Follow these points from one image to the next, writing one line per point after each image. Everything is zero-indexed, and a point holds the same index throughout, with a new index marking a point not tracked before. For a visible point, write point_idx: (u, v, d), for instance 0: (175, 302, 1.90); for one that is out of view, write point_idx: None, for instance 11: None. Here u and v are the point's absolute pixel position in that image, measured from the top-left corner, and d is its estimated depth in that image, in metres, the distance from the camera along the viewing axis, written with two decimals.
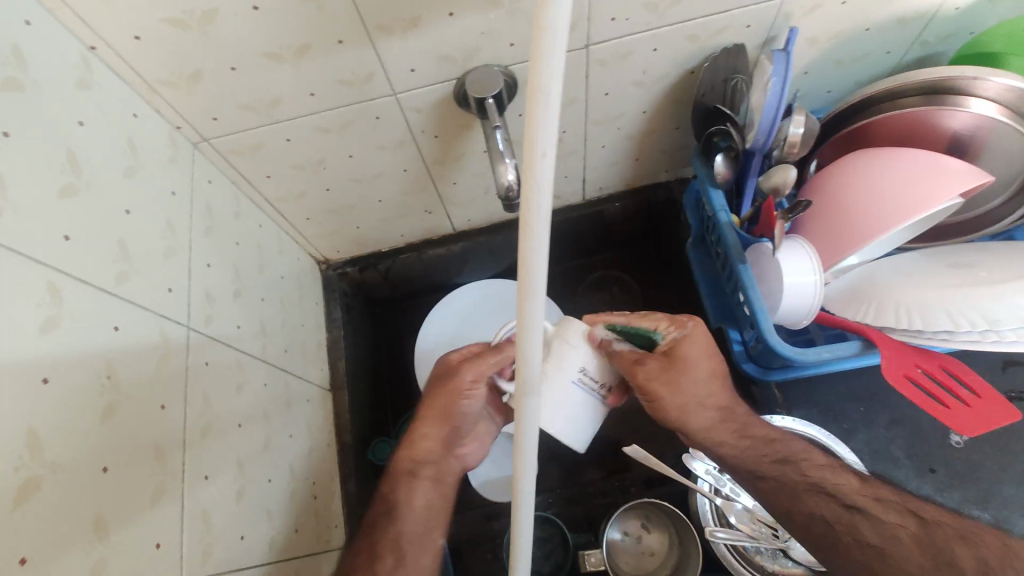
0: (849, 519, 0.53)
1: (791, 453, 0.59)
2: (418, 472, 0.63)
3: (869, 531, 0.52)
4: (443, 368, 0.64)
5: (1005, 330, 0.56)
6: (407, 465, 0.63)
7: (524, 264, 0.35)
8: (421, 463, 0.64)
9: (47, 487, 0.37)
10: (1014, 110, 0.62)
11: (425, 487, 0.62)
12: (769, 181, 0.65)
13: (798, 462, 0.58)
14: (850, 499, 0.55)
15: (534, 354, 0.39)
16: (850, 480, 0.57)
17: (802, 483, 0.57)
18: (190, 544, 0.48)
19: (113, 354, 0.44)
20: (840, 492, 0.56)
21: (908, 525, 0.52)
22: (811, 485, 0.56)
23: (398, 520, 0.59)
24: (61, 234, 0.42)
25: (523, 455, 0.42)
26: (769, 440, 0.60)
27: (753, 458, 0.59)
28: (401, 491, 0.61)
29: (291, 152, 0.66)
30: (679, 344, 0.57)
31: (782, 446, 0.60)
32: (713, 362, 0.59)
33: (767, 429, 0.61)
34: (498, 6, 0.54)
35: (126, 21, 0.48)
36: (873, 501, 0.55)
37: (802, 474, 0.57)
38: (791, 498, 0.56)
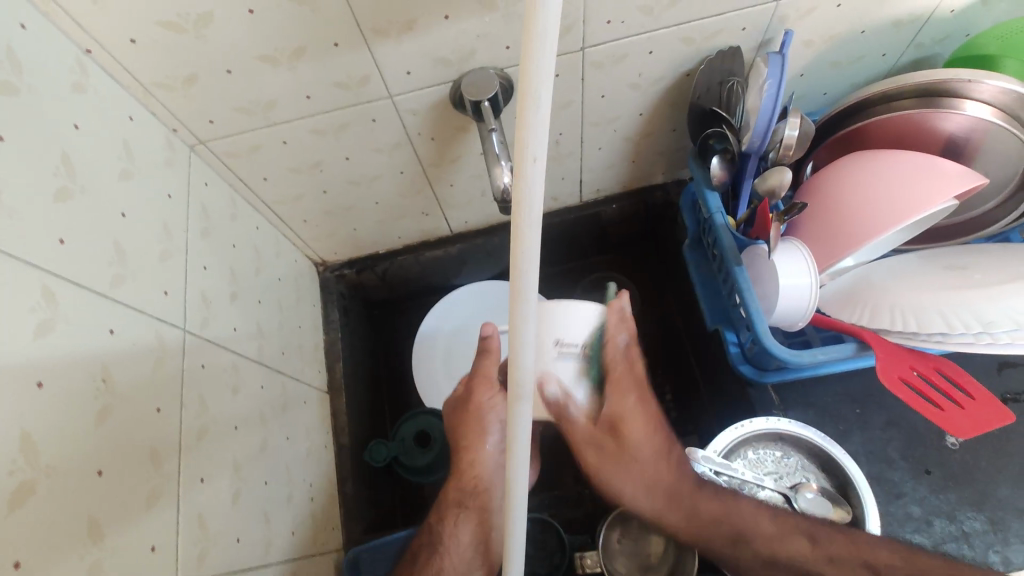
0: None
1: (744, 523, 0.60)
2: (464, 503, 0.64)
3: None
4: (456, 399, 0.63)
5: (998, 332, 0.57)
6: (453, 496, 0.64)
7: (515, 265, 0.35)
8: (467, 493, 0.64)
9: (41, 491, 0.37)
10: (1008, 113, 0.63)
11: (472, 521, 0.64)
12: (765, 184, 0.66)
13: (750, 537, 0.59)
14: (796, 561, 0.58)
15: (527, 356, 0.38)
16: (800, 543, 0.58)
17: (754, 559, 0.59)
18: (185, 546, 0.48)
19: (108, 357, 0.44)
20: (793, 558, 0.58)
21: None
22: (765, 560, 0.59)
23: (442, 555, 0.62)
24: (55, 237, 0.42)
25: (515, 460, 0.41)
26: (722, 511, 0.61)
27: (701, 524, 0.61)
28: (448, 523, 0.64)
29: (287, 154, 0.66)
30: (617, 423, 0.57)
31: (738, 520, 0.60)
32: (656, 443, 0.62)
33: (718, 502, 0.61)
34: (493, 9, 0.54)
35: (121, 24, 0.48)
36: (826, 561, 0.57)
37: (754, 548, 0.59)
38: (732, 563, 0.61)
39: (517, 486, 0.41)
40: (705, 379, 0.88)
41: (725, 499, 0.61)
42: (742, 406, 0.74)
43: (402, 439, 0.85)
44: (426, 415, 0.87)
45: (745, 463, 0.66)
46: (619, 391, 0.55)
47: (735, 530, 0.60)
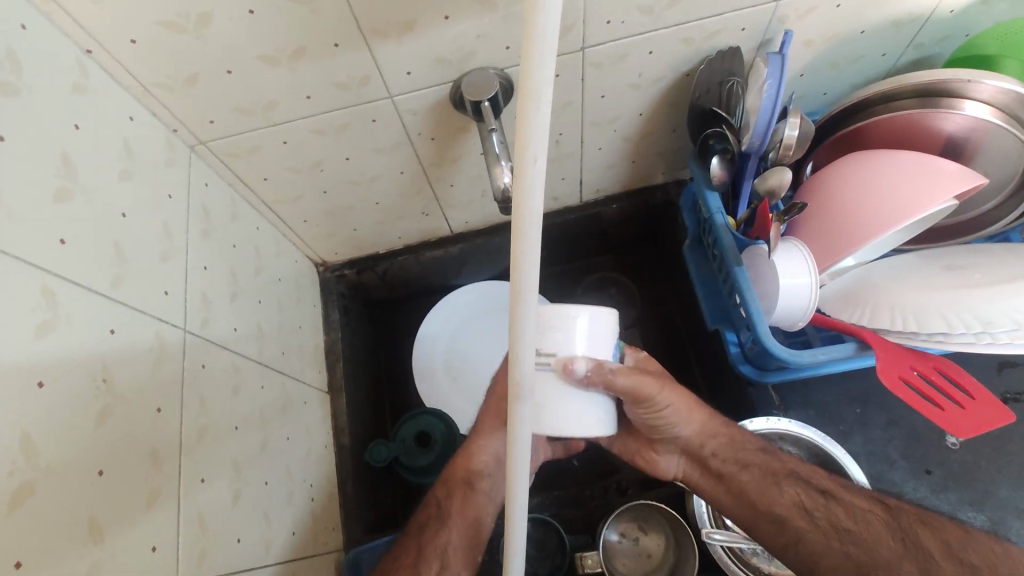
0: (824, 504, 0.57)
1: (768, 448, 0.62)
2: (472, 484, 0.64)
3: (844, 513, 0.56)
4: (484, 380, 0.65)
5: (998, 332, 0.57)
6: (462, 474, 0.64)
7: (516, 265, 0.35)
8: (476, 474, 0.64)
9: (41, 491, 0.37)
10: (1008, 113, 0.62)
11: (475, 501, 0.64)
12: (764, 184, 0.66)
13: (775, 454, 0.62)
14: (822, 486, 0.59)
15: (528, 356, 0.38)
16: (816, 470, 0.61)
17: (782, 470, 0.60)
18: (186, 547, 0.48)
19: (108, 357, 0.44)
20: (814, 480, 0.59)
21: (876, 510, 0.56)
22: (790, 473, 0.60)
23: (449, 526, 0.62)
24: (56, 238, 0.42)
25: (517, 460, 0.41)
26: (747, 436, 0.63)
27: (734, 450, 0.61)
28: (456, 499, 0.64)
29: (288, 155, 0.66)
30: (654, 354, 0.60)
31: (763, 446, 0.62)
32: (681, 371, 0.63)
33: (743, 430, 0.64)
34: (493, 9, 0.54)
35: (122, 24, 0.48)
36: (843, 487, 0.58)
37: (783, 463, 0.60)
38: (762, 491, 0.59)
39: (517, 485, 0.41)
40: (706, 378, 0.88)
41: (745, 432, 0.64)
42: (742, 406, 0.74)
43: (402, 440, 0.83)
44: (428, 415, 0.85)
45: None
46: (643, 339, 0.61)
47: (764, 447, 0.62)
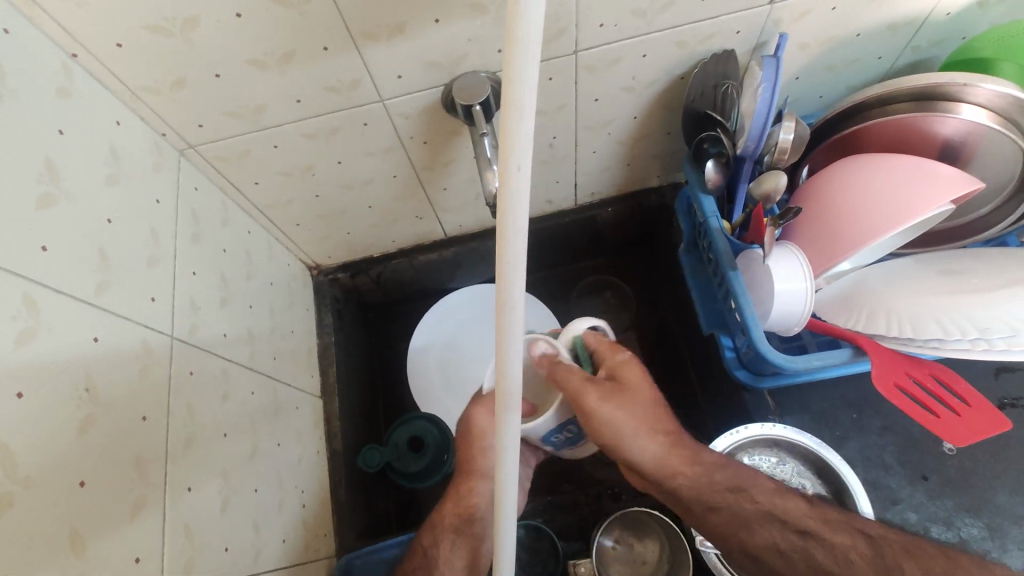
0: (800, 544, 0.53)
1: (743, 479, 0.56)
2: (463, 528, 0.63)
3: (822, 554, 0.52)
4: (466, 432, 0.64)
5: (994, 339, 0.56)
6: (452, 520, 0.63)
7: (502, 276, 0.34)
8: (464, 519, 0.63)
9: (19, 504, 0.36)
10: (1004, 117, 0.62)
11: (463, 544, 0.62)
12: (759, 189, 0.65)
13: (749, 488, 0.56)
14: (799, 521, 0.54)
15: (514, 371, 0.37)
16: (796, 501, 0.56)
17: (755, 512, 0.55)
18: (171, 556, 0.48)
19: (92, 365, 0.44)
20: (790, 516, 0.54)
21: (858, 545, 0.51)
22: (766, 514, 0.55)
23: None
24: (38, 245, 0.41)
25: (504, 474, 0.40)
26: (720, 465, 0.57)
27: (699, 483, 0.56)
28: (444, 544, 0.62)
29: (278, 159, 0.66)
30: (613, 368, 0.57)
31: (732, 473, 0.57)
32: (655, 392, 0.58)
33: (716, 458, 0.58)
34: (483, 12, 0.53)
35: (106, 29, 0.47)
36: (822, 521, 0.54)
37: (754, 503, 0.55)
38: (734, 528, 0.55)
39: (506, 498, 0.41)
40: (702, 383, 0.87)
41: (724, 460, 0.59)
42: (738, 411, 0.74)
43: (395, 444, 0.83)
44: (421, 420, 0.85)
45: None
46: (613, 349, 0.58)
47: (732, 479, 0.56)
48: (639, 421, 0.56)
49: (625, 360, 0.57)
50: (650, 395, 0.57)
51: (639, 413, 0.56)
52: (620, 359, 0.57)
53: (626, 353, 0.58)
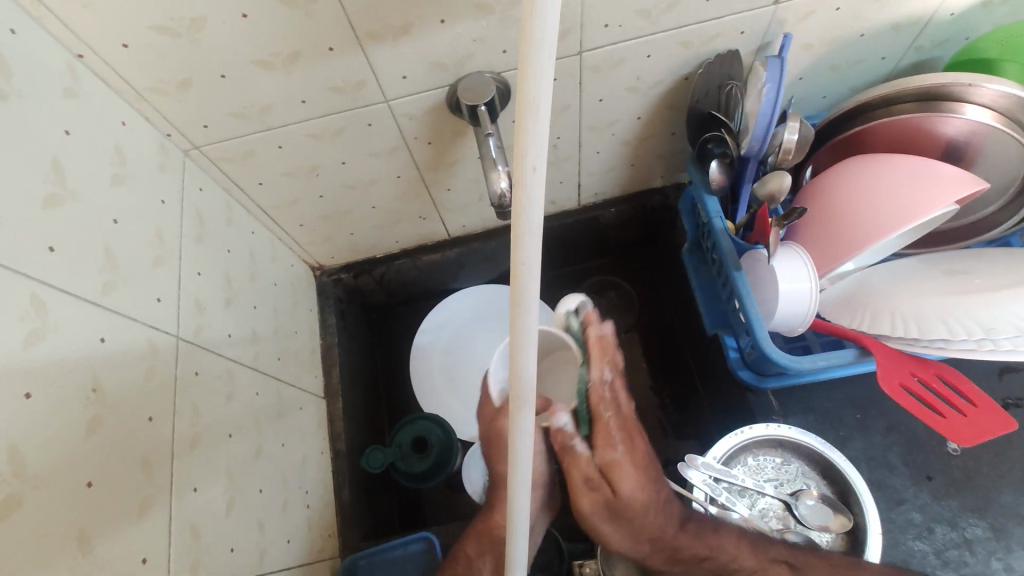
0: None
1: (725, 564, 0.60)
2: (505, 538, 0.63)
3: None
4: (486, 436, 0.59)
5: (1000, 339, 0.56)
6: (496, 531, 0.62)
7: (516, 275, 0.34)
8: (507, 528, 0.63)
9: (28, 503, 0.36)
10: (1009, 117, 0.62)
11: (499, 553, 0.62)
12: (764, 189, 0.65)
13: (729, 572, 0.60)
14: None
15: (527, 370, 0.37)
16: (779, 575, 0.58)
17: None
18: (177, 556, 0.48)
19: (98, 365, 0.44)
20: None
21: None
22: None
23: None
24: (45, 246, 0.41)
25: (518, 473, 0.40)
26: (705, 550, 0.61)
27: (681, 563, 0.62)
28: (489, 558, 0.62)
29: (283, 160, 0.66)
30: (608, 467, 0.56)
31: (715, 558, 0.60)
32: (648, 493, 0.59)
33: (698, 542, 0.61)
34: (489, 13, 0.53)
35: (114, 30, 0.47)
36: None
37: None
38: None
39: (519, 498, 0.41)
40: (706, 383, 0.87)
41: (709, 534, 0.61)
42: (742, 411, 0.74)
43: (399, 444, 0.83)
44: (426, 421, 0.85)
45: (744, 470, 0.65)
46: (608, 442, 0.55)
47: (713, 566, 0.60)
48: (624, 527, 0.60)
49: (619, 458, 0.56)
50: (642, 497, 0.58)
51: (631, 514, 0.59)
52: (616, 455, 0.56)
53: (620, 449, 0.56)
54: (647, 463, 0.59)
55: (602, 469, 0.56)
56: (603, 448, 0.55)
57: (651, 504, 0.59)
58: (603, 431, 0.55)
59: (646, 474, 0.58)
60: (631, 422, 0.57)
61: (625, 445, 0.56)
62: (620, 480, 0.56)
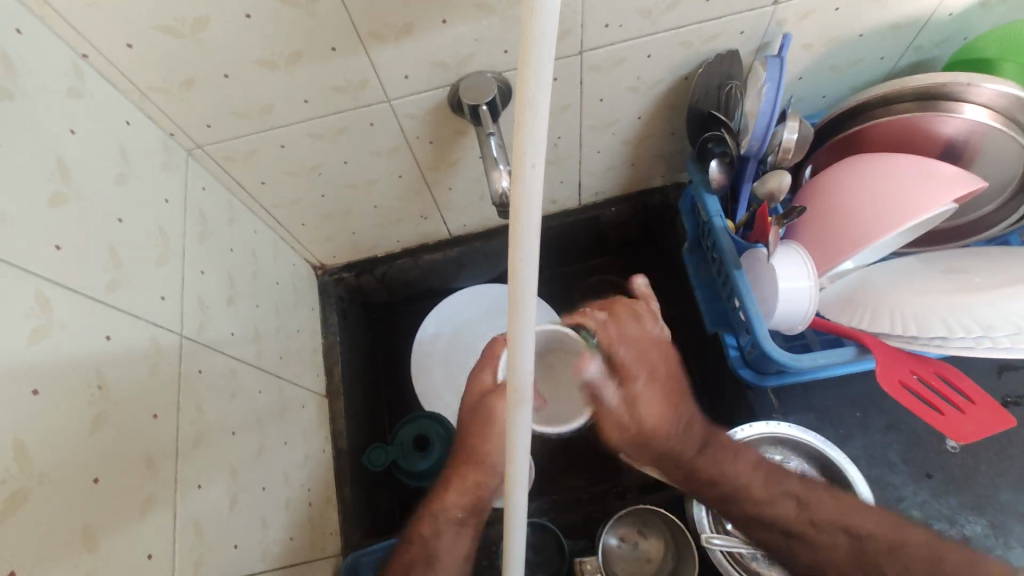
0: (786, 543, 0.59)
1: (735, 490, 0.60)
2: (467, 521, 0.61)
3: (803, 551, 0.59)
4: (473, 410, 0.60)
5: (998, 336, 0.57)
6: (454, 514, 0.61)
7: (515, 272, 0.34)
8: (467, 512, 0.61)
9: (35, 499, 0.37)
10: (1007, 116, 0.62)
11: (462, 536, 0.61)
12: (763, 187, 0.65)
13: (740, 498, 0.60)
14: (787, 526, 0.59)
15: (525, 367, 0.37)
16: (787, 507, 0.60)
17: (745, 518, 0.60)
18: (180, 552, 0.48)
19: (102, 362, 0.44)
20: (779, 522, 0.59)
21: (841, 544, 0.57)
22: (753, 519, 0.60)
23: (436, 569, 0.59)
24: (50, 244, 0.42)
25: (515, 468, 0.41)
26: (721, 475, 0.60)
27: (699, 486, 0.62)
28: (445, 538, 0.60)
29: (285, 159, 0.66)
30: (633, 401, 0.60)
31: (728, 483, 0.60)
32: (672, 415, 0.61)
33: (718, 468, 0.61)
34: (490, 13, 0.54)
35: (118, 29, 0.48)
36: (809, 524, 0.59)
37: (740, 510, 0.60)
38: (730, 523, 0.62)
39: (516, 494, 0.41)
40: (706, 382, 0.87)
41: (727, 461, 0.61)
42: (742, 409, 0.74)
43: (401, 442, 0.83)
44: (426, 419, 0.85)
45: None
46: (629, 376, 0.59)
47: (727, 492, 0.60)
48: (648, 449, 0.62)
49: (639, 391, 0.60)
50: (665, 420, 0.61)
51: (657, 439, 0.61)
52: (637, 388, 0.60)
53: (642, 381, 0.60)
54: (672, 390, 0.61)
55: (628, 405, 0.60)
56: (626, 382, 0.59)
57: (677, 427, 0.61)
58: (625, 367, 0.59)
59: (668, 398, 0.61)
60: (653, 355, 0.61)
61: (647, 374, 0.60)
62: (644, 412, 0.60)
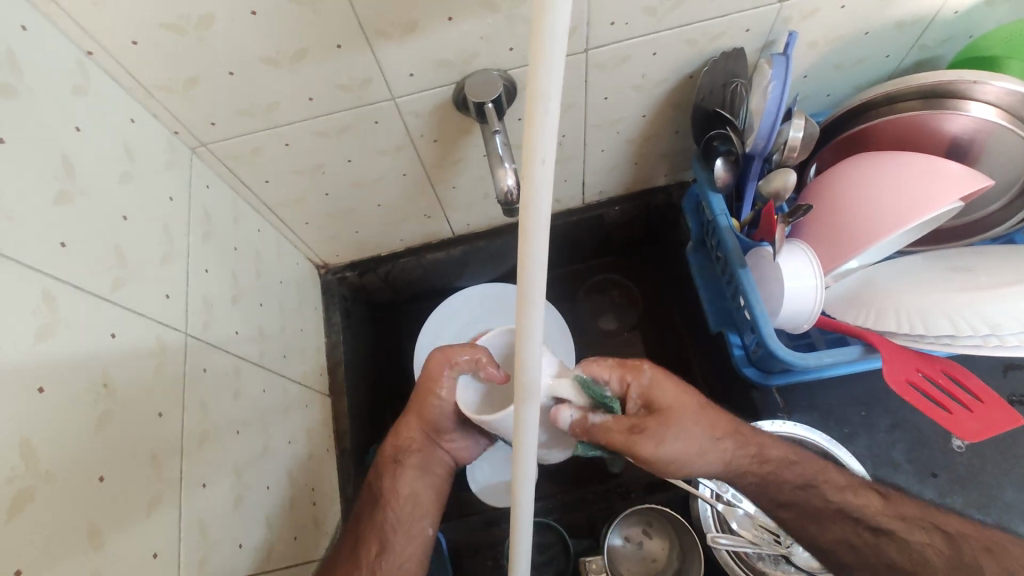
0: (873, 541, 0.55)
1: (815, 478, 0.57)
2: (403, 460, 0.62)
3: (893, 549, 0.55)
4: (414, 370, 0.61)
5: (1005, 334, 0.57)
6: (392, 453, 0.63)
7: (523, 269, 0.34)
8: (404, 451, 0.63)
9: (41, 497, 0.37)
10: (1014, 114, 0.62)
11: (411, 474, 0.62)
12: (769, 185, 0.65)
13: (819, 485, 0.57)
14: (873, 520, 0.56)
15: (533, 364, 0.37)
16: (870, 499, 0.57)
17: (827, 509, 0.56)
18: (186, 552, 0.48)
19: (108, 361, 0.44)
20: (866, 515, 0.56)
21: (934, 543, 0.55)
22: (836, 511, 0.56)
23: (385, 508, 0.60)
24: (56, 241, 0.42)
25: (521, 465, 0.40)
26: (792, 457, 0.58)
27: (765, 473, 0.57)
28: (386, 480, 0.62)
29: (288, 157, 0.66)
30: (647, 391, 0.54)
31: (802, 465, 0.58)
32: (696, 397, 0.56)
33: (784, 448, 0.59)
34: (496, 11, 0.54)
35: (124, 27, 0.47)
36: (897, 519, 0.56)
37: (823, 500, 0.56)
38: (803, 524, 0.56)
39: (522, 491, 0.41)
40: (710, 381, 0.87)
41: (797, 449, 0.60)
42: (747, 409, 0.74)
43: None
44: None
45: None
46: (634, 367, 0.54)
47: (805, 475, 0.57)
48: (695, 441, 0.54)
49: (652, 378, 0.54)
50: (690, 404, 0.55)
51: (691, 428, 0.54)
52: (647, 378, 0.54)
53: (648, 371, 0.55)
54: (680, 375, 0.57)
55: (642, 403, 0.54)
56: (630, 380, 0.54)
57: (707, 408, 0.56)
58: (621, 370, 0.54)
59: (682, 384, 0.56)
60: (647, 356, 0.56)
61: (654, 366, 0.55)
62: (662, 400, 0.54)
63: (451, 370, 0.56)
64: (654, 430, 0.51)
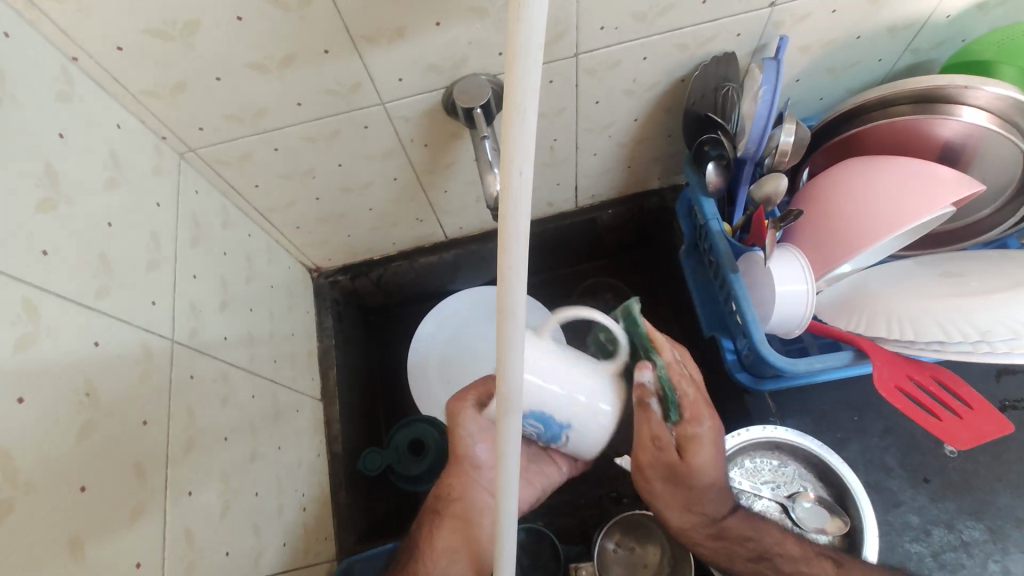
0: None
1: (769, 548, 0.59)
2: (443, 511, 0.62)
3: None
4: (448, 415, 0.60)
5: (995, 341, 0.56)
6: (433, 502, 0.63)
7: (503, 279, 0.34)
8: (445, 501, 0.62)
9: (21, 508, 0.36)
10: (1005, 119, 0.62)
11: (452, 528, 0.61)
12: (760, 190, 0.64)
13: (772, 557, 0.59)
14: None
15: (514, 374, 0.37)
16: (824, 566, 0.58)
17: None
18: (171, 561, 0.48)
19: (91, 369, 0.44)
20: None
21: None
22: None
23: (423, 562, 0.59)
24: (37, 249, 0.41)
25: (504, 477, 0.40)
26: (752, 533, 0.59)
27: (716, 550, 0.59)
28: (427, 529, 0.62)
29: (278, 162, 0.66)
30: (688, 441, 0.54)
31: (758, 539, 0.59)
32: (721, 471, 0.56)
33: (745, 524, 0.59)
34: (485, 15, 0.53)
35: (107, 32, 0.47)
36: None
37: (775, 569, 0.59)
38: None
39: (507, 503, 0.40)
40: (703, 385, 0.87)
41: (756, 523, 0.60)
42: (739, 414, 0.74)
43: (395, 447, 0.83)
44: (421, 423, 0.85)
45: (740, 472, 0.65)
46: (695, 413, 0.54)
47: (759, 549, 0.59)
48: (674, 498, 0.58)
49: (705, 434, 0.54)
50: (710, 473, 0.55)
51: (684, 489, 0.56)
52: (700, 431, 0.54)
53: (705, 426, 0.54)
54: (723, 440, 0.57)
55: (678, 445, 0.54)
56: (688, 423, 0.54)
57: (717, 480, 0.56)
58: (694, 403, 0.54)
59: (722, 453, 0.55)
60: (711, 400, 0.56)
61: (711, 421, 0.54)
62: (696, 456, 0.54)
63: (476, 409, 0.58)
64: (661, 469, 0.55)
